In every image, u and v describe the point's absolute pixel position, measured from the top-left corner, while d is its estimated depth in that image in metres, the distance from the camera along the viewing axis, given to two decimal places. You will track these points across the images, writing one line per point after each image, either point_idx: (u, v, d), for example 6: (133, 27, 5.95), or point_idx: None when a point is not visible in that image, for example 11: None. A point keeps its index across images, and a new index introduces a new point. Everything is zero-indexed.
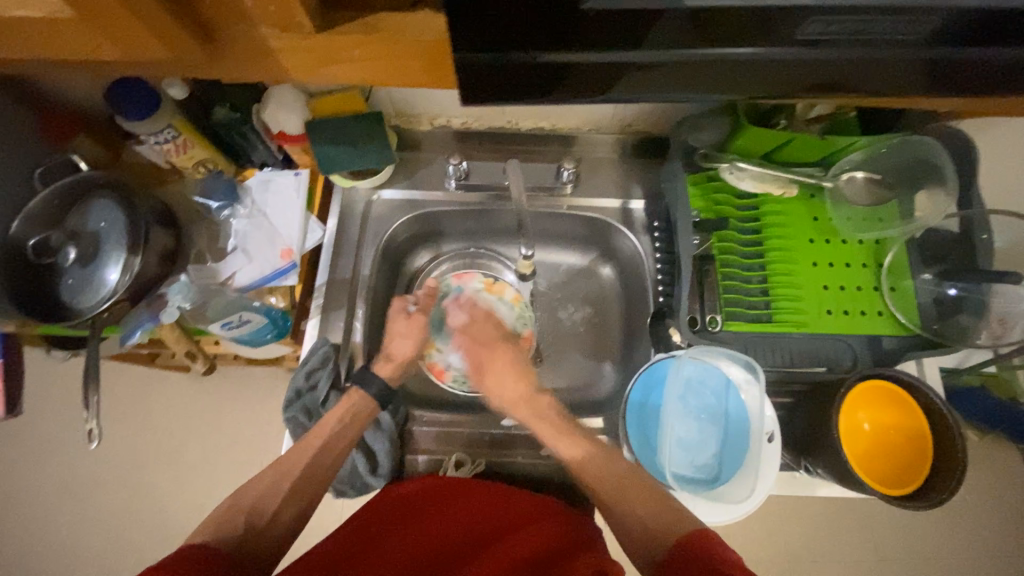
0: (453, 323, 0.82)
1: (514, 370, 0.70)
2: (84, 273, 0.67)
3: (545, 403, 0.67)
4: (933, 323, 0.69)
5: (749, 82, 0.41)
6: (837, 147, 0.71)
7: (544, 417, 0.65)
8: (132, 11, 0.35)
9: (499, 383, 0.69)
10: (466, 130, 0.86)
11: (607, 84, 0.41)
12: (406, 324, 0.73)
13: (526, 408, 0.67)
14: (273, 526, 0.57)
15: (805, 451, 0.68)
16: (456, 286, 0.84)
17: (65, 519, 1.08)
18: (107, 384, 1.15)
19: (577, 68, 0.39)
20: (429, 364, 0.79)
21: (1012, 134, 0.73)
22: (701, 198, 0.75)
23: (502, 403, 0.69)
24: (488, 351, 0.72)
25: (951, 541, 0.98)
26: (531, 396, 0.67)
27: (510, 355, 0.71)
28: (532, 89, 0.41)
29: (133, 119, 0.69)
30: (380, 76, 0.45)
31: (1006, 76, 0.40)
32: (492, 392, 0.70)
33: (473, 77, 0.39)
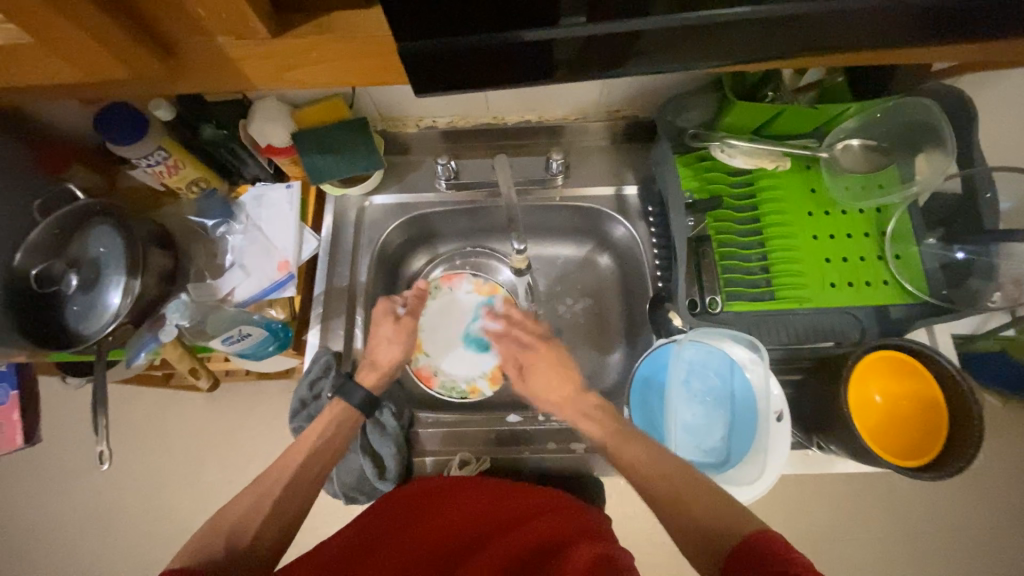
0: (442, 325, 0.83)
1: (558, 368, 0.68)
2: (86, 299, 0.67)
3: (590, 399, 0.66)
4: (943, 289, 0.68)
5: (723, 48, 0.39)
6: (829, 115, 0.70)
7: (586, 413, 0.65)
8: (80, 24, 0.36)
9: (543, 385, 0.68)
10: (453, 129, 0.85)
11: (579, 64, 0.40)
12: (393, 328, 0.73)
13: (569, 405, 0.66)
14: (284, 533, 0.58)
15: (816, 429, 0.67)
16: (445, 288, 0.85)
17: (92, 540, 1.10)
18: (123, 407, 1.17)
19: (545, 50, 0.39)
20: (417, 370, 0.80)
21: (1014, 87, 0.71)
22: (693, 177, 0.74)
23: (549, 406, 0.68)
24: (534, 351, 0.71)
25: (981, 511, 0.96)
26: (576, 395, 0.66)
27: (552, 354, 0.70)
28: (498, 76, 0.41)
29: (120, 143, 0.69)
30: (347, 77, 0.45)
31: (986, 21, 0.38)
32: (536, 393, 0.69)
33: (439, 67, 0.39)
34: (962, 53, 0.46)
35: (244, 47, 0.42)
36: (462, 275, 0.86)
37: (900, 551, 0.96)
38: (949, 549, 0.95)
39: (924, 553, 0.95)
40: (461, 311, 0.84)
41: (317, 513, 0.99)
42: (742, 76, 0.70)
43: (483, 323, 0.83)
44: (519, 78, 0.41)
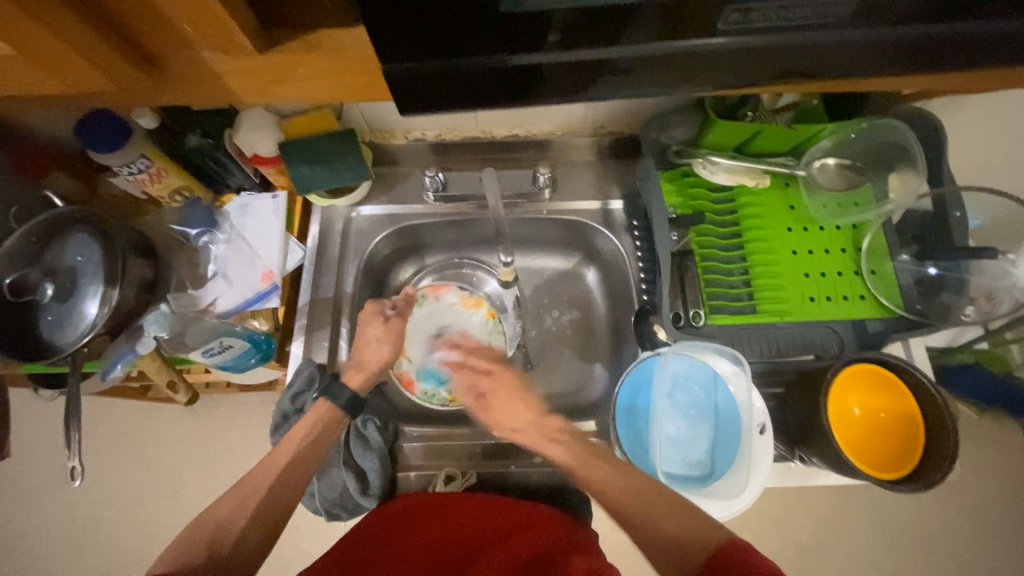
0: (428, 332, 0.83)
1: (519, 398, 0.67)
2: (63, 309, 0.66)
3: (554, 425, 0.64)
4: (917, 303, 0.70)
5: (704, 72, 0.40)
6: (808, 134, 0.72)
7: (554, 439, 0.64)
8: (64, 37, 0.36)
9: (505, 415, 0.66)
10: (442, 142, 0.86)
11: (566, 85, 0.41)
12: (382, 328, 0.71)
13: (534, 432, 0.64)
14: (263, 552, 0.56)
15: (799, 441, 0.68)
16: (432, 297, 0.84)
17: (61, 560, 1.06)
18: (98, 420, 1.13)
19: (532, 71, 0.39)
20: (399, 375, 0.79)
21: (980, 111, 0.74)
22: (677, 193, 0.76)
23: (508, 433, 0.66)
24: (493, 376, 0.70)
25: (959, 520, 0.98)
26: (540, 419, 0.65)
27: (512, 382, 0.68)
28: (486, 95, 0.41)
29: (102, 151, 0.68)
30: (334, 92, 0.46)
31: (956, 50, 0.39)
32: (499, 423, 0.67)
33: (428, 85, 0.40)
34: (929, 82, 0.48)
35: (230, 61, 0.42)
36: (449, 285, 0.85)
37: (884, 562, 0.97)
38: (929, 558, 0.96)
39: (906, 564, 0.96)
40: (447, 321, 0.83)
41: (299, 529, 0.96)
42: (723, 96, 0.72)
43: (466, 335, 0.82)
44: (507, 97, 0.42)
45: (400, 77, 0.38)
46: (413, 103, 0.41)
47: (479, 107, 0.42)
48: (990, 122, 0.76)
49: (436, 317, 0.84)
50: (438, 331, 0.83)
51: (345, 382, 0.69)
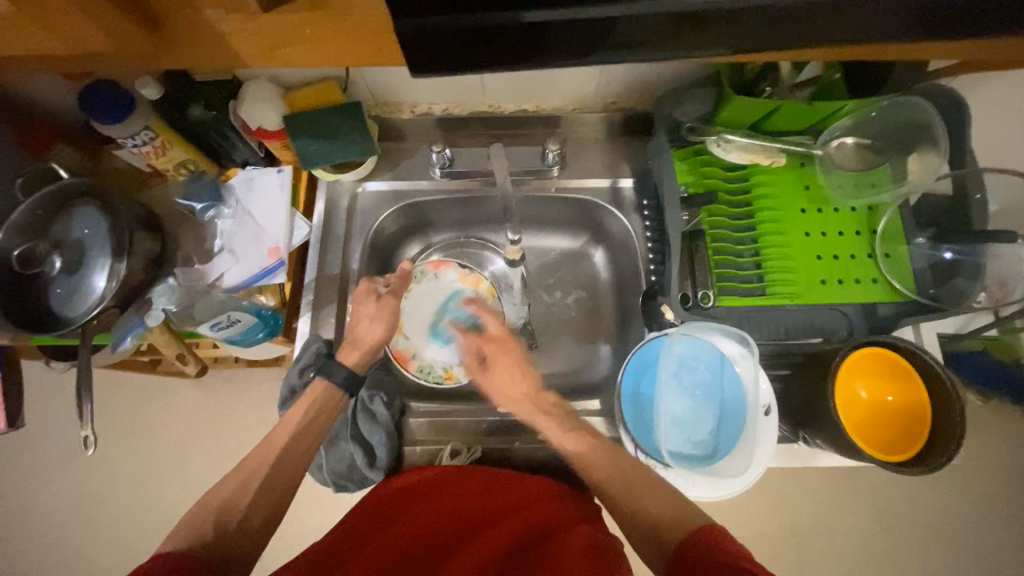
0: (426, 309, 0.81)
1: (518, 367, 0.66)
2: (72, 281, 0.66)
3: (549, 400, 0.64)
4: (930, 287, 0.69)
5: (721, 34, 0.39)
6: (827, 112, 0.70)
7: (548, 409, 0.63)
8: None
9: (500, 381, 0.66)
10: (449, 116, 0.84)
11: (574, 50, 0.40)
12: (374, 307, 0.70)
13: (526, 404, 0.64)
14: None
15: (803, 424, 0.68)
16: (432, 273, 0.83)
17: (77, 526, 1.09)
18: (109, 393, 1.15)
19: (542, 34, 0.38)
20: (395, 351, 0.78)
21: (1006, 89, 0.71)
22: (689, 173, 0.74)
23: (504, 402, 0.66)
24: (498, 343, 0.68)
25: (957, 505, 0.98)
26: (535, 393, 0.64)
27: (516, 353, 0.67)
28: (495, 58, 0.40)
29: (106, 122, 0.67)
30: (341, 56, 0.44)
31: (994, 12, 0.37)
32: (494, 389, 0.67)
33: (434, 47, 0.38)
34: (955, 51, 0.46)
35: (234, 22, 0.40)
36: (451, 262, 0.83)
37: (880, 544, 0.98)
38: (926, 542, 0.97)
39: (902, 547, 0.97)
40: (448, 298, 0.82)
41: (306, 502, 0.98)
42: (741, 71, 0.71)
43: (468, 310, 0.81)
44: (515, 61, 0.40)
45: (408, 37, 0.37)
46: (422, 65, 0.40)
47: (490, 70, 0.41)
48: (1015, 100, 0.73)
49: (437, 293, 0.82)
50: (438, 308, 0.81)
51: (350, 359, 0.68)
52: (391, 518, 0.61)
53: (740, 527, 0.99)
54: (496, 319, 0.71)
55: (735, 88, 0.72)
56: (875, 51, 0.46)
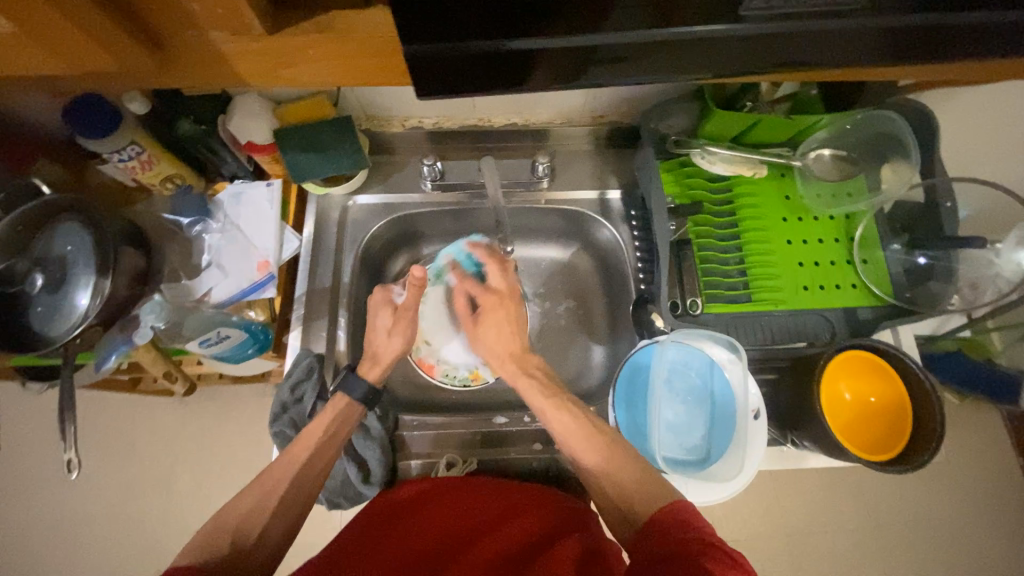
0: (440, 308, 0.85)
1: (507, 327, 0.70)
2: (54, 300, 0.64)
3: (532, 361, 0.68)
4: (906, 291, 0.71)
5: (704, 58, 0.41)
6: (804, 125, 0.73)
7: (530, 373, 0.67)
8: (70, 16, 0.35)
9: (489, 336, 0.71)
10: (439, 130, 0.85)
11: (563, 72, 0.41)
12: (391, 317, 0.71)
13: (512, 363, 0.68)
14: (281, 541, 0.57)
15: (792, 426, 0.70)
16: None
17: (54, 555, 1.05)
18: (89, 414, 1.12)
19: (533, 57, 0.39)
20: (419, 360, 0.81)
21: (968, 104, 0.76)
22: (674, 183, 0.76)
23: (490, 356, 0.71)
24: (496, 297, 0.72)
25: (939, 502, 1.01)
26: (521, 354, 0.69)
27: (509, 312, 0.71)
28: (488, 79, 0.41)
29: (92, 136, 0.67)
30: (338, 75, 0.45)
31: (964, 40, 0.40)
32: (483, 341, 0.72)
33: (431, 70, 0.40)
34: (928, 73, 0.48)
35: (235, 43, 0.41)
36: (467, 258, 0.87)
37: (870, 543, 1.00)
38: (912, 540, 1.00)
39: (891, 546, 1.00)
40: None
41: None
42: (722, 85, 0.73)
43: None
44: (505, 83, 0.42)
45: (412, 59, 0.38)
46: (427, 87, 0.41)
47: (484, 92, 0.42)
48: (977, 114, 0.77)
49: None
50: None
51: (372, 375, 0.69)
52: (387, 530, 0.60)
53: (733, 531, 1.00)
54: (498, 273, 0.74)
55: (717, 102, 0.74)
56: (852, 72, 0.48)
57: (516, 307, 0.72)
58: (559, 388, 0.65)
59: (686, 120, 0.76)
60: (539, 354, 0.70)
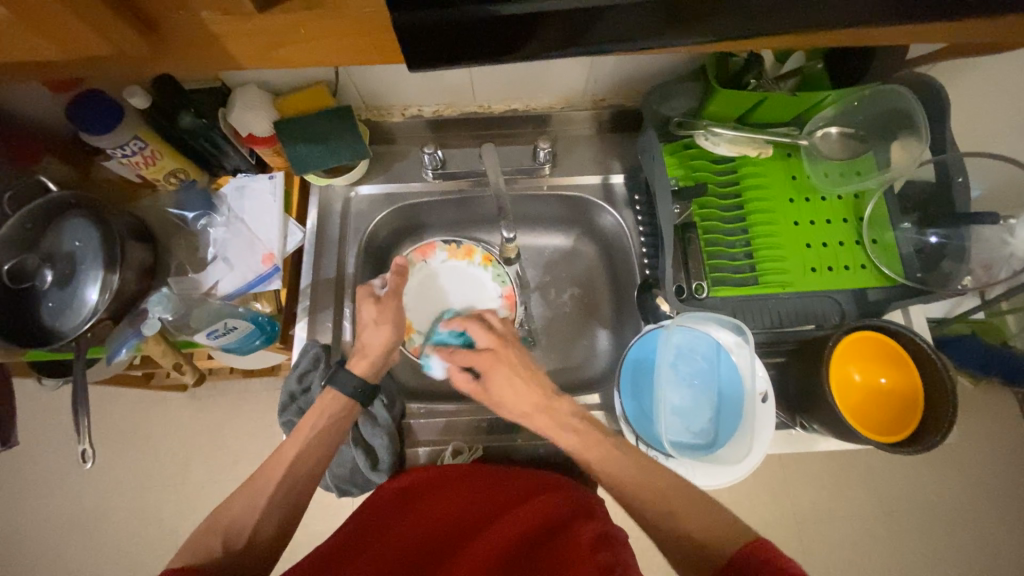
0: (426, 296, 0.84)
1: (520, 376, 0.63)
2: (64, 295, 0.65)
3: (564, 412, 0.62)
4: (918, 271, 0.70)
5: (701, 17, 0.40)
6: (812, 103, 0.71)
7: (567, 427, 0.61)
8: None
9: (506, 394, 0.63)
10: (439, 118, 0.85)
11: (562, 38, 0.40)
12: (375, 310, 0.69)
13: (542, 418, 0.62)
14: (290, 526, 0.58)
15: (801, 409, 0.69)
16: (421, 261, 0.85)
17: (75, 546, 1.07)
18: (104, 409, 1.14)
19: (528, 20, 0.39)
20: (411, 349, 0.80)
21: (981, 77, 0.74)
22: (678, 166, 0.75)
23: (517, 415, 0.64)
24: (492, 353, 0.64)
25: (954, 486, 1.00)
26: (549, 404, 0.62)
27: (513, 359, 0.64)
28: (482, 49, 0.41)
29: (95, 133, 0.67)
30: (332, 54, 0.44)
31: None
32: (502, 403, 0.64)
33: (425, 40, 0.39)
34: (948, 33, 0.45)
35: (226, 24, 0.41)
36: (434, 244, 0.85)
37: (881, 528, 0.99)
38: (926, 524, 0.99)
39: (903, 531, 0.99)
40: (446, 279, 0.85)
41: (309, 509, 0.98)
42: (726, 63, 0.70)
43: (471, 289, 0.84)
44: (504, 51, 0.41)
45: (404, 28, 0.38)
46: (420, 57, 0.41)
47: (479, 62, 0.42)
48: (993, 86, 0.75)
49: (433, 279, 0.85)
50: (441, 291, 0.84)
51: (361, 368, 0.67)
52: (394, 518, 0.61)
53: (742, 516, 1.00)
54: (481, 329, 0.66)
55: (721, 79, 0.71)
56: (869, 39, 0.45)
57: (519, 358, 0.64)
58: (603, 432, 0.60)
59: (690, 102, 0.75)
60: (569, 397, 0.63)
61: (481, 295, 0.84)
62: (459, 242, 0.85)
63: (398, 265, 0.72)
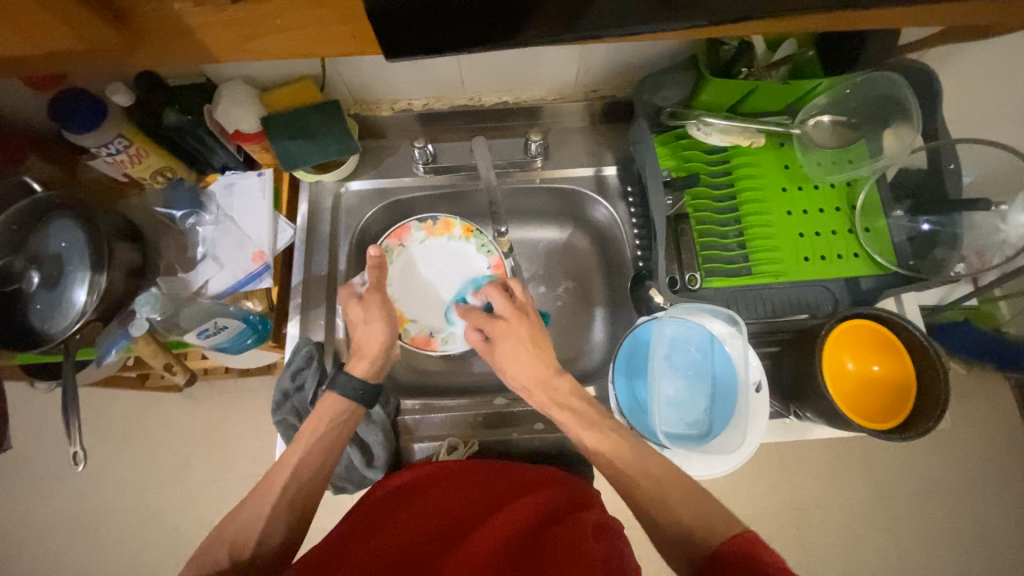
0: (411, 282, 0.82)
1: (526, 350, 0.64)
2: (52, 297, 0.64)
3: (564, 389, 0.63)
4: (910, 259, 0.70)
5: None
6: (804, 91, 0.70)
7: (564, 404, 0.62)
8: None
9: (509, 361, 0.65)
10: (430, 112, 0.84)
11: (538, 22, 0.40)
12: (361, 308, 0.69)
13: (540, 392, 0.63)
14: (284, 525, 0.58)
15: (795, 399, 0.69)
16: (398, 247, 0.83)
17: (73, 548, 1.07)
18: (99, 411, 1.13)
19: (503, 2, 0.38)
20: (412, 338, 0.78)
21: (973, 63, 0.74)
22: (671, 156, 0.75)
23: (518, 384, 0.66)
24: (504, 323, 0.66)
25: (947, 471, 1.01)
26: (549, 379, 0.63)
27: (524, 333, 0.65)
28: (461, 34, 0.40)
29: (79, 131, 0.66)
30: (304, 43, 0.44)
31: None
32: (505, 368, 0.66)
33: (402, 27, 0.39)
34: (934, 15, 0.44)
35: (202, 15, 0.40)
36: (408, 225, 0.82)
37: (877, 514, 1.00)
38: (920, 509, 1.00)
39: (899, 516, 1.00)
40: (428, 259, 0.82)
41: None
42: (718, 51, 0.70)
43: (456, 263, 0.82)
44: (483, 37, 0.41)
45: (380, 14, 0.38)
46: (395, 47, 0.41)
47: (457, 47, 0.41)
48: (985, 72, 0.75)
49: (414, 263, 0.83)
50: (424, 272, 0.82)
51: (361, 369, 0.67)
52: (390, 512, 0.61)
53: (738, 503, 1.01)
54: (500, 296, 0.66)
55: (714, 70, 0.70)
56: (858, 21, 0.45)
57: (534, 328, 0.65)
58: (600, 414, 0.61)
59: (682, 93, 0.74)
60: (572, 374, 0.64)
61: (468, 266, 0.82)
62: (434, 218, 0.82)
63: (373, 260, 0.66)
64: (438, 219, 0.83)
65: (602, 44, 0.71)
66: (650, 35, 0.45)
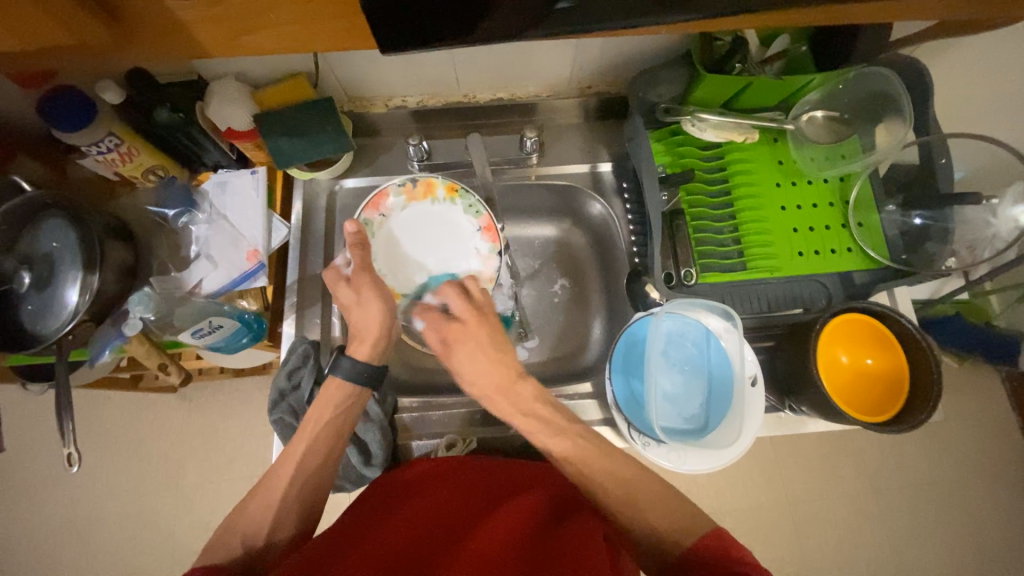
0: (395, 252, 0.76)
1: (485, 354, 0.63)
2: (44, 298, 0.63)
3: (527, 395, 0.62)
4: (902, 253, 0.71)
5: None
6: (797, 87, 0.71)
7: (529, 412, 0.62)
8: None
9: (466, 366, 0.64)
10: (423, 109, 0.83)
11: (529, 14, 0.40)
12: (349, 290, 0.66)
13: (504, 401, 0.63)
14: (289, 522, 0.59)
15: (790, 392, 0.70)
16: (377, 216, 0.77)
17: (68, 553, 1.06)
18: (93, 413, 1.12)
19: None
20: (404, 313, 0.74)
21: (964, 58, 0.74)
22: (666, 153, 0.75)
23: (478, 391, 0.64)
24: (460, 325, 0.65)
25: (940, 463, 1.02)
26: (510, 385, 0.63)
27: (483, 337, 0.64)
28: (455, 27, 0.40)
29: (69, 131, 0.66)
30: (297, 39, 0.44)
31: None
32: (461, 374, 0.64)
33: (396, 20, 0.39)
34: (924, 11, 0.45)
35: (193, 10, 0.40)
36: (386, 191, 0.76)
37: (871, 506, 1.01)
38: (913, 501, 1.01)
39: (893, 508, 1.01)
40: (411, 226, 0.77)
41: None
42: (712, 46, 0.69)
43: (443, 227, 0.77)
44: (477, 31, 0.40)
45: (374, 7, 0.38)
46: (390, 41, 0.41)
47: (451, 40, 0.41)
48: (976, 67, 0.75)
49: (395, 231, 0.77)
50: (408, 240, 0.77)
51: (361, 353, 0.65)
52: (386, 508, 0.60)
53: (734, 498, 1.02)
54: (458, 297, 0.66)
55: (707, 66, 0.70)
56: (851, 16, 0.45)
57: (493, 333, 0.64)
58: (561, 418, 0.62)
59: (676, 88, 0.73)
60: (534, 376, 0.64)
61: (456, 230, 0.77)
62: (414, 180, 0.77)
63: (351, 236, 0.66)
64: (414, 181, 0.77)
65: (595, 41, 0.71)
66: (645, 31, 0.45)
